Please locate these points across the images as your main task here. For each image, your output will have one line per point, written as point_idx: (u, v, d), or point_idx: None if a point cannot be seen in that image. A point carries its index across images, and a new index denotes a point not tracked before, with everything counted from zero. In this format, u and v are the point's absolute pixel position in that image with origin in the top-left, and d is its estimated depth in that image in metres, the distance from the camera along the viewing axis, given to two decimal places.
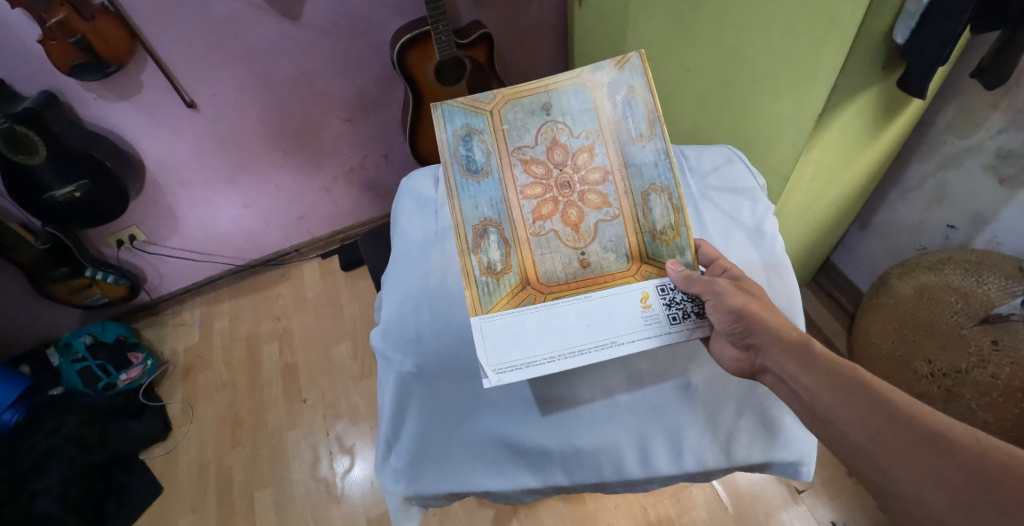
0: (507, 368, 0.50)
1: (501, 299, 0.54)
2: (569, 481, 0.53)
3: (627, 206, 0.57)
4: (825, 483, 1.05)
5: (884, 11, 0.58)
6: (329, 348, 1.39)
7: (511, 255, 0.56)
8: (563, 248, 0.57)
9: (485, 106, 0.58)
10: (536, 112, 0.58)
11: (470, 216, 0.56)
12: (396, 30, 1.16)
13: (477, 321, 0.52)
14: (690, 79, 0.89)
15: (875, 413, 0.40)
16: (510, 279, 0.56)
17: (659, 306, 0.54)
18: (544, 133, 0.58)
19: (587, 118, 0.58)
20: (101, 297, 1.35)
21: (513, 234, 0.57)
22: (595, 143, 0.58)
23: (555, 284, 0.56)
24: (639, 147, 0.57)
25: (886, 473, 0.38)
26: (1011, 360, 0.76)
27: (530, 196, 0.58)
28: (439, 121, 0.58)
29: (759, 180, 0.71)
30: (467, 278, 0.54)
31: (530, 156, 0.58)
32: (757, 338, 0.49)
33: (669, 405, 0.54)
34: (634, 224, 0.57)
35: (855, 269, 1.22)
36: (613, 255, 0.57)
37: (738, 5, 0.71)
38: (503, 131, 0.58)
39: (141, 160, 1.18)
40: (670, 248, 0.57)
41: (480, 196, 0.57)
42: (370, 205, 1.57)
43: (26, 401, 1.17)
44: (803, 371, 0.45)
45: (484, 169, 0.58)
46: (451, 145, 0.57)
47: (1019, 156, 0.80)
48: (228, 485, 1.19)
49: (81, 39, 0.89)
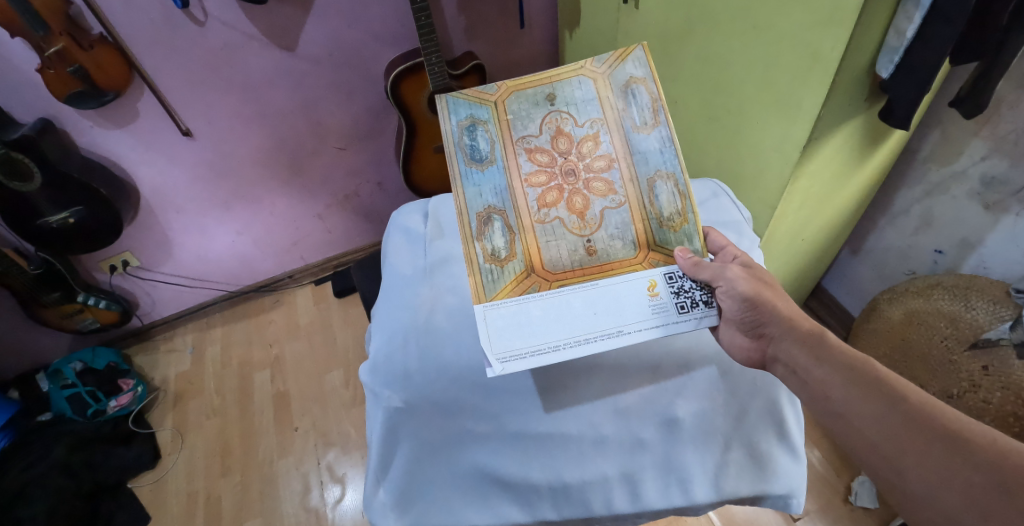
0: (511, 358, 0.50)
1: (505, 286, 0.55)
2: (558, 516, 0.53)
3: (632, 194, 0.58)
4: (821, 511, 1.04)
5: (864, 44, 0.59)
6: (321, 376, 1.38)
7: (516, 243, 0.57)
8: (569, 235, 0.57)
9: (490, 97, 0.59)
10: (540, 102, 0.59)
11: (474, 204, 0.57)
12: (392, 60, 1.19)
13: (480, 309, 0.53)
14: (678, 110, 0.91)
15: (890, 411, 0.40)
16: (514, 266, 0.56)
17: (667, 295, 0.54)
18: (548, 123, 0.59)
19: (591, 107, 0.59)
20: (92, 322, 1.33)
21: (518, 222, 0.58)
22: (599, 132, 0.58)
23: (561, 271, 0.56)
24: (644, 135, 0.58)
25: (898, 472, 0.38)
26: (1002, 384, 0.76)
27: (534, 183, 0.58)
28: (443, 112, 0.59)
29: (743, 212, 0.73)
30: (472, 266, 0.55)
31: (534, 144, 0.59)
32: (770, 327, 0.50)
33: (657, 440, 0.54)
34: (642, 212, 0.58)
35: (845, 294, 1.23)
36: (620, 243, 0.57)
37: (725, 39, 0.74)
38: (508, 121, 0.59)
39: (137, 187, 1.18)
40: (678, 235, 0.57)
41: (484, 185, 0.57)
42: (364, 231, 1.58)
43: (15, 427, 1.19)
44: (817, 364, 0.45)
45: (488, 158, 0.58)
46: (455, 135, 0.58)
47: (1003, 183, 0.82)
48: (215, 515, 1.17)
49: (79, 69, 0.91)
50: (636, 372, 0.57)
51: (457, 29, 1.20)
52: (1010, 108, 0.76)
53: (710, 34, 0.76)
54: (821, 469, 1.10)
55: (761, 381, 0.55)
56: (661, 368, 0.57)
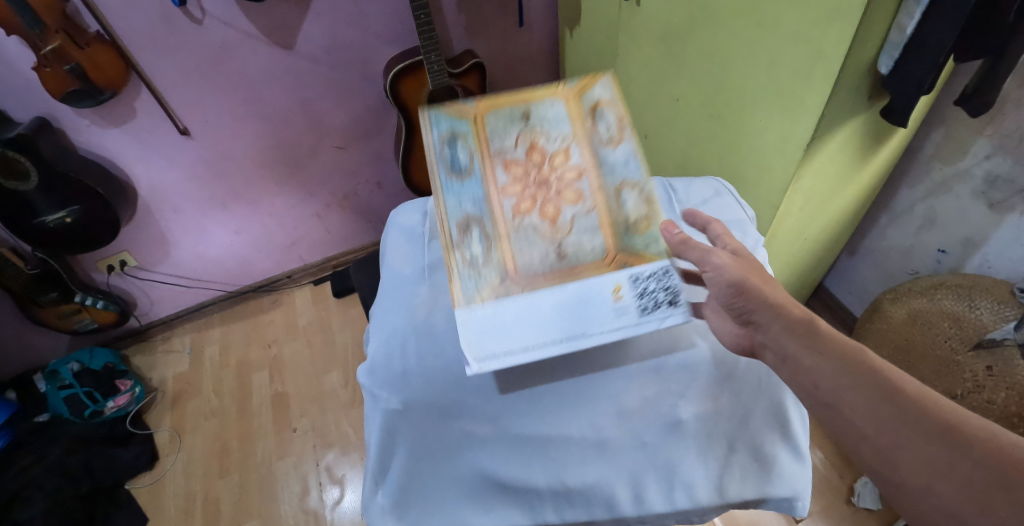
0: (488, 357, 0.50)
1: (484, 291, 0.53)
2: (559, 519, 0.53)
3: (602, 202, 0.56)
4: (823, 512, 1.04)
5: (867, 43, 0.58)
6: (320, 377, 1.38)
7: (492, 250, 0.54)
8: (542, 243, 0.55)
9: (468, 112, 0.59)
10: (516, 119, 0.59)
11: (453, 213, 0.55)
12: (390, 59, 1.18)
13: (460, 313, 0.52)
14: (680, 108, 0.91)
15: (882, 402, 0.36)
16: (489, 274, 0.53)
17: (630, 297, 0.52)
18: (523, 137, 0.58)
19: (563, 124, 0.58)
20: (89, 323, 1.33)
21: (494, 231, 0.55)
22: (571, 146, 0.58)
23: (533, 277, 0.53)
24: (613, 149, 0.57)
25: (891, 464, 0.34)
26: (1006, 385, 0.75)
27: (509, 194, 0.57)
28: (424, 125, 0.58)
29: (748, 212, 0.72)
30: (449, 271, 0.53)
31: (510, 157, 0.58)
32: (757, 314, 0.46)
33: (661, 443, 0.53)
34: (610, 219, 0.56)
35: (847, 294, 1.23)
36: (591, 247, 0.55)
37: (728, 35, 0.73)
38: (485, 135, 0.58)
39: (134, 186, 1.17)
40: (643, 239, 0.55)
41: (464, 196, 0.56)
42: (363, 230, 1.57)
43: (13, 428, 1.19)
44: (806, 351, 0.41)
45: (466, 171, 0.57)
46: (436, 148, 0.57)
47: (1007, 182, 0.81)
48: (214, 517, 1.16)
49: (75, 67, 0.90)
50: (640, 374, 0.55)
51: (456, 26, 1.19)
52: (1015, 107, 0.75)
53: (713, 33, 0.75)
54: (824, 471, 1.09)
55: (767, 384, 0.54)
56: (665, 370, 0.56)
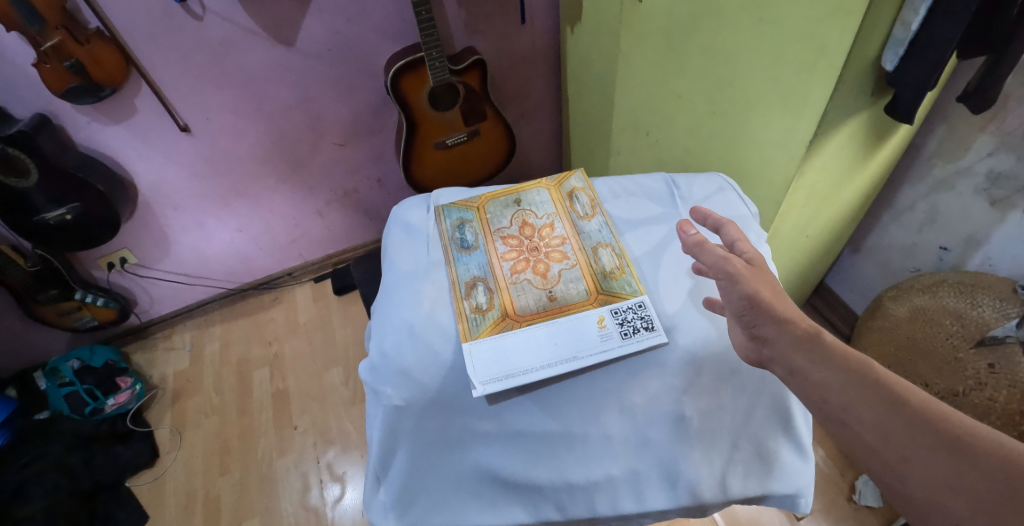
0: (492, 380, 0.54)
1: (487, 328, 0.59)
2: (562, 517, 0.53)
3: (582, 258, 0.66)
4: (824, 510, 1.04)
5: (871, 39, 0.58)
6: (320, 374, 1.38)
7: (495, 297, 0.62)
8: (535, 290, 0.63)
9: (473, 204, 0.75)
10: (510, 205, 0.74)
11: (463, 275, 0.65)
12: (391, 56, 1.18)
13: (468, 347, 0.56)
14: (682, 104, 0.90)
15: (891, 414, 0.35)
16: (493, 314, 0.61)
17: (612, 325, 0.58)
18: (515, 218, 0.72)
19: (547, 206, 0.73)
20: (89, 320, 1.32)
21: (495, 283, 0.64)
22: (555, 222, 0.71)
23: (528, 313, 0.61)
24: (587, 222, 0.71)
25: (901, 474, 0.33)
26: (1009, 382, 0.74)
27: (507, 259, 0.67)
28: (439, 217, 0.73)
29: (750, 208, 0.72)
30: (458, 316, 0.60)
31: (506, 233, 0.71)
32: (766, 328, 0.44)
33: (665, 440, 0.53)
34: (589, 269, 0.65)
35: (849, 292, 1.23)
36: (575, 289, 0.63)
37: (729, 31, 0.73)
38: (487, 219, 0.73)
39: (135, 183, 1.17)
40: (619, 283, 0.62)
41: (471, 263, 0.66)
42: (363, 227, 1.57)
43: (13, 426, 1.18)
44: (816, 366, 0.40)
45: (472, 246, 0.69)
46: (448, 232, 0.71)
47: (1010, 179, 0.81)
48: (214, 515, 1.16)
49: (75, 63, 0.89)
50: (643, 369, 0.55)
51: (457, 23, 1.19)
52: (1019, 103, 0.75)
53: (715, 28, 0.75)
54: (826, 469, 1.09)
55: (771, 381, 0.53)
56: (668, 366, 0.54)
